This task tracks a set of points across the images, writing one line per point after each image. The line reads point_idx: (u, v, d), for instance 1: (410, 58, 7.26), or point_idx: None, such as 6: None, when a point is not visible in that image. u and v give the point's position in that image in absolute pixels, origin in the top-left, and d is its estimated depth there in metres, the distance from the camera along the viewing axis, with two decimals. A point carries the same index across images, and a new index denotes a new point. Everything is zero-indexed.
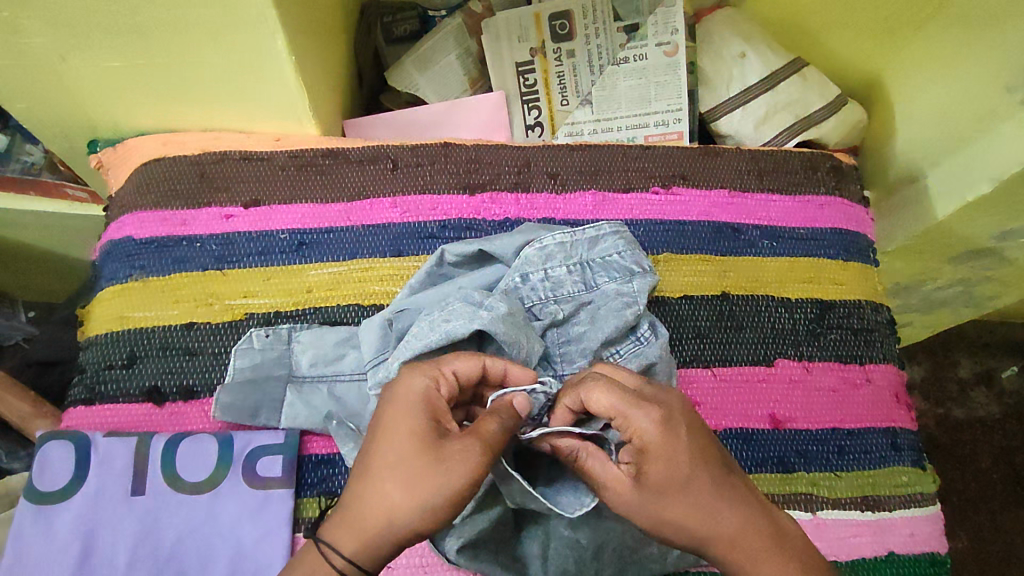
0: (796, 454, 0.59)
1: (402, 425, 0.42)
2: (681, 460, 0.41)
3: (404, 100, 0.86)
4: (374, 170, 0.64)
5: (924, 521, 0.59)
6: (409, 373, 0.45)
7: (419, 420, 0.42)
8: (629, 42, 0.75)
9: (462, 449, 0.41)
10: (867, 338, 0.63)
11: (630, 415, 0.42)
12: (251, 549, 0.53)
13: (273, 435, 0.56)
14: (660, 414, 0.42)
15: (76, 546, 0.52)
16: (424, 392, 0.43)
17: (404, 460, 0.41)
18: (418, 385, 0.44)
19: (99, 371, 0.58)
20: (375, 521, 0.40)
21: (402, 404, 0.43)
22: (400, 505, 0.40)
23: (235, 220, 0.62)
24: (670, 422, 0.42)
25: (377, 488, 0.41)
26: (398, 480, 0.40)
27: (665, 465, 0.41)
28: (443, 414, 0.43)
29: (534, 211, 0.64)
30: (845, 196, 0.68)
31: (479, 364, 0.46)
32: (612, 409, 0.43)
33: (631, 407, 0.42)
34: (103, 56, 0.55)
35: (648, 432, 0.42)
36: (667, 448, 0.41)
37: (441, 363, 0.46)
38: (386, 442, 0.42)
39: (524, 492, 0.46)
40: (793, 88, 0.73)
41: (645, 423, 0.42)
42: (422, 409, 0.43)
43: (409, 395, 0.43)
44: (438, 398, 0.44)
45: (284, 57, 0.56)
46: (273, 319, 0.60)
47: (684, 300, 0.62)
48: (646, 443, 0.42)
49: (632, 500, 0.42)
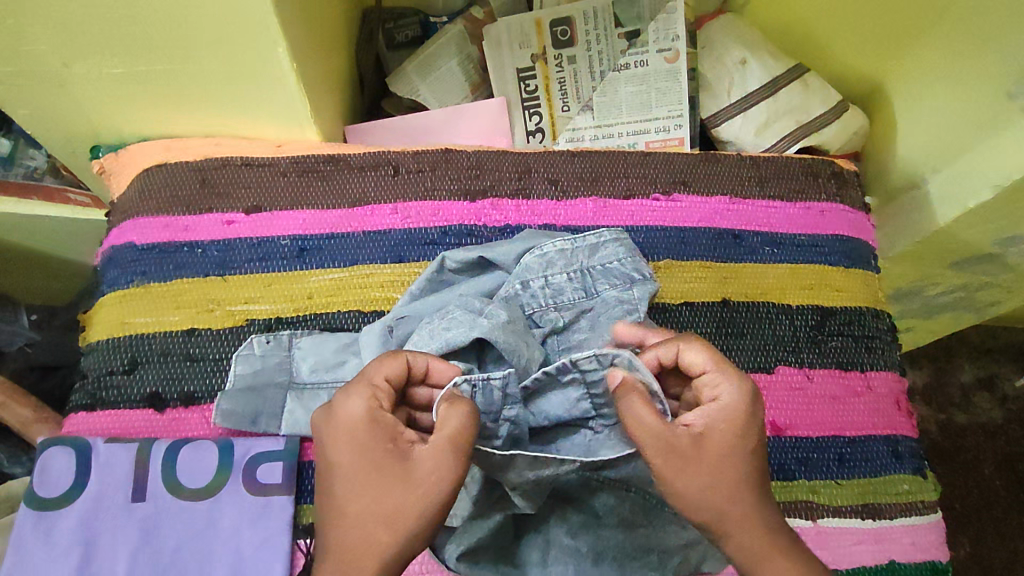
0: (796, 462, 0.59)
1: (364, 457, 0.41)
2: (749, 434, 0.43)
3: (406, 105, 0.86)
4: (375, 177, 0.64)
5: (925, 529, 0.59)
6: (344, 399, 0.43)
7: (378, 445, 0.41)
8: (630, 48, 0.75)
9: (435, 460, 0.41)
10: (868, 345, 0.63)
11: (720, 376, 0.44)
12: (251, 556, 0.53)
13: (273, 442, 0.57)
14: (752, 386, 0.44)
15: (77, 552, 0.52)
16: (370, 415, 0.42)
17: (382, 494, 0.40)
18: (362, 411, 0.42)
19: (100, 377, 0.58)
20: (370, 562, 0.40)
21: (351, 435, 0.42)
22: (391, 537, 0.40)
23: (237, 226, 0.62)
24: (757, 397, 0.44)
25: (360, 529, 0.40)
26: (380, 517, 0.40)
27: (731, 431, 0.43)
28: (396, 429, 0.42)
29: (535, 218, 0.64)
30: (846, 202, 0.68)
31: (402, 363, 0.45)
32: (707, 365, 0.45)
33: (724, 373, 0.44)
34: (105, 63, 0.55)
35: (732, 396, 0.43)
36: (743, 418, 0.43)
37: (370, 376, 0.44)
38: (352, 479, 0.41)
39: (531, 466, 0.44)
40: (793, 95, 0.74)
41: (735, 386, 0.44)
42: (375, 433, 0.42)
43: (356, 422, 0.42)
44: (386, 414, 0.42)
45: (286, 65, 0.56)
46: (275, 326, 0.60)
47: (684, 306, 0.62)
48: (723, 405, 0.43)
49: (678, 451, 0.42)
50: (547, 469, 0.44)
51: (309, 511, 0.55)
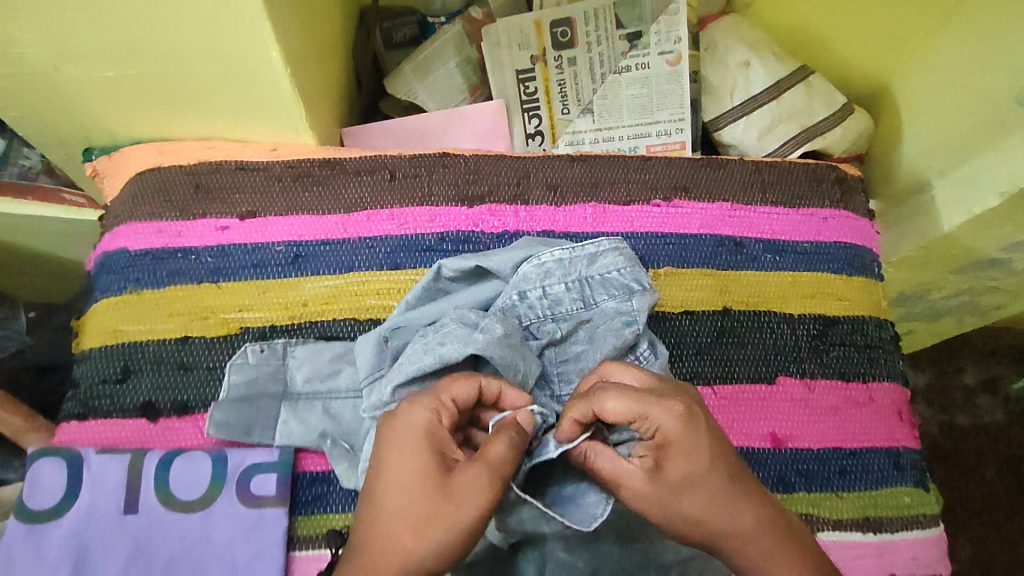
0: (796, 474, 0.58)
1: (410, 462, 0.42)
2: (702, 455, 0.43)
3: (404, 106, 0.85)
4: (371, 182, 0.64)
5: (927, 543, 0.58)
6: (408, 407, 0.44)
7: (426, 454, 0.42)
8: (630, 50, 0.73)
9: (475, 482, 0.41)
10: (870, 355, 0.62)
11: (648, 413, 0.43)
12: (246, 568, 0.53)
13: (265, 453, 0.55)
14: (682, 409, 0.43)
15: (67, 565, 0.52)
16: (427, 425, 0.43)
17: (415, 498, 0.41)
18: (421, 420, 0.43)
19: (93, 385, 0.58)
20: (393, 566, 0.40)
21: (406, 440, 0.42)
22: (415, 549, 0.40)
23: (231, 233, 0.62)
24: (692, 415, 0.43)
25: (390, 530, 0.41)
26: (410, 526, 0.40)
27: (685, 461, 0.43)
28: (447, 444, 0.43)
29: (534, 224, 0.63)
30: (849, 208, 0.67)
31: (474, 385, 0.45)
32: (630, 412, 0.43)
33: (652, 408, 0.43)
34: (97, 66, 0.55)
35: (669, 429, 0.43)
36: (690, 443, 0.43)
37: (440, 392, 0.44)
38: (393, 482, 0.42)
39: (532, 518, 0.47)
40: (797, 98, 0.72)
41: (667, 419, 0.43)
42: (428, 442, 0.42)
43: (412, 429, 0.43)
44: (442, 428, 0.43)
45: (279, 68, 0.55)
46: (269, 334, 0.59)
47: (684, 315, 0.61)
48: (668, 438, 0.43)
49: (644, 490, 0.43)
50: (546, 527, 0.48)
51: (304, 523, 0.55)
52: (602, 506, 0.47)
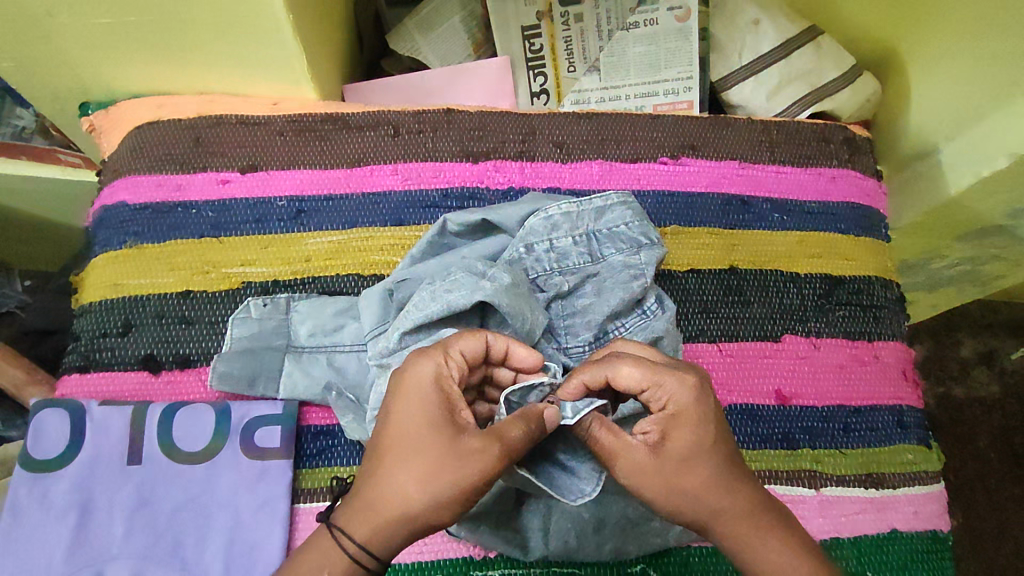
0: (800, 430, 0.58)
1: (419, 416, 0.41)
2: (710, 430, 0.43)
3: (406, 66, 0.84)
4: (375, 137, 0.63)
5: (927, 499, 0.58)
6: (416, 360, 0.43)
7: (434, 409, 0.41)
8: (639, 6, 0.72)
9: (482, 446, 0.40)
10: (876, 314, 0.62)
11: (662, 382, 0.43)
12: (250, 520, 0.52)
13: (270, 405, 0.55)
14: (695, 380, 0.43)
15: (72, 515, 0.52)
16: (437, 384, 0.42)
17: (421, 450, 0.40)
18: (426, 373, 0.42)
19: (94, 339, 0.57)
20: (393, 510, 0.40)
21: (418, 395, 0.41)
22: (418, 499, 0.40)
23: (232, 186, 0.61)
24: (704, 389, 0.43)
25: (393, 478, 0.40)
26: (414, 477, 0.40)
27: (687, 434, 0.42)
28: (456, 402, 0.42)
29: (540, 181, 0.63)
30: (857, 169, 0.66)
31: (482, 342, 0.44)
32: (643, 380, 0.43)
33: (665, 377, 0.43)
34: (93, 13, 0.53)
35: (679, 400, 0.43)
36: (697, 417, 0.42)
37: (448, 345, 0.44)
38: (400, 433, 0.41)
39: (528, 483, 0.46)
40: (807, 57, 0.71)
41: (678, 388, 0.43)
42: (437, 397, 0.41)
43: (419, 385, 0.42)
44: (451, 382, 0.42)
45: (281, 17, 0.53)
46: (272, 288, 0.59)
47: (691, 274, 0.61)
48: (678, 408, 0.43)
49: (642, 460, 0.42)
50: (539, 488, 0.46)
51: (308, 476, 0.55)
52: (595, 483, 0.46)
